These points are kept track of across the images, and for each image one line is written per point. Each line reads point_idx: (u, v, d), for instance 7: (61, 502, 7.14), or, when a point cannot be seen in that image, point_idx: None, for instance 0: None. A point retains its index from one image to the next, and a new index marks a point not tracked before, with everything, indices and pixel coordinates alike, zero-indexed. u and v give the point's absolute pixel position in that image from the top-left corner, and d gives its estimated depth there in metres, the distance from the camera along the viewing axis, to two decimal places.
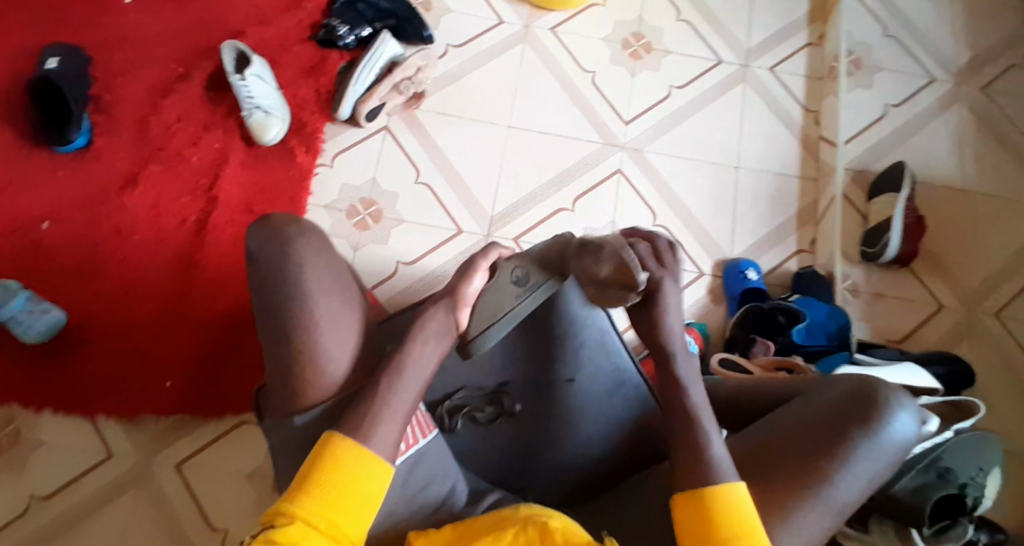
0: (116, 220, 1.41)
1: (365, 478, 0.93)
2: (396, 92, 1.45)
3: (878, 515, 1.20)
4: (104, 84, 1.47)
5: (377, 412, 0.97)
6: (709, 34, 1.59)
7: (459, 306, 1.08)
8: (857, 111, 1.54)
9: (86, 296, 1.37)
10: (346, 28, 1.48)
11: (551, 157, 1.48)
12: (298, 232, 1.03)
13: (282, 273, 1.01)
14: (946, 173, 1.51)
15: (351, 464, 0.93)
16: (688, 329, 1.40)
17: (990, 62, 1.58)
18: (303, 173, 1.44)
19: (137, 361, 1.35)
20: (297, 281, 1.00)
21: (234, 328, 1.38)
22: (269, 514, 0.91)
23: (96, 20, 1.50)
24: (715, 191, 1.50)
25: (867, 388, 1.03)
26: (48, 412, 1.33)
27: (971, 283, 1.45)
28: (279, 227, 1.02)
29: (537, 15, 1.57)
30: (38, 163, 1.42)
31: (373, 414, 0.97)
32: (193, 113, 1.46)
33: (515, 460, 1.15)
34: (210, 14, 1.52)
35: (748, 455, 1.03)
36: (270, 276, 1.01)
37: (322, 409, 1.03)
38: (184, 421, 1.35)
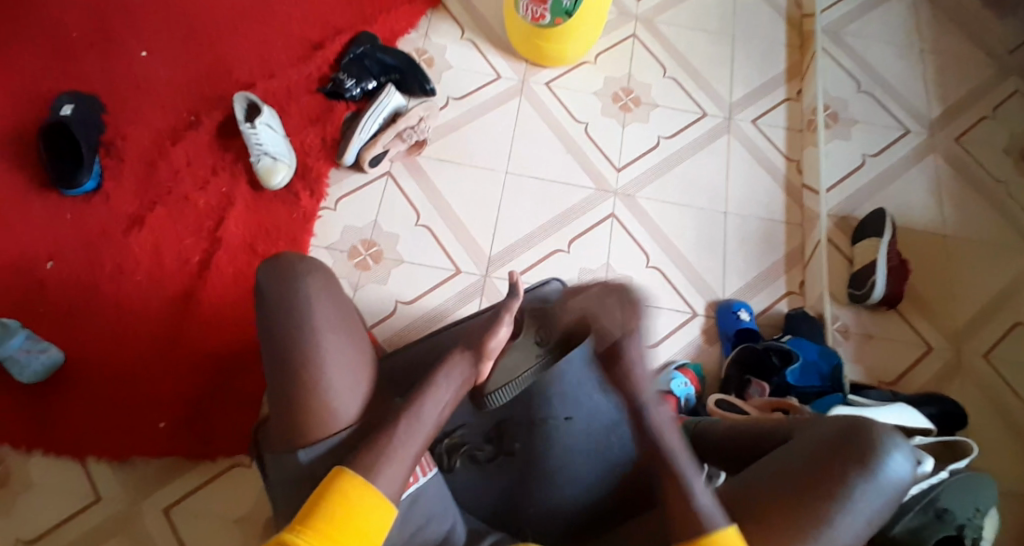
0: (120, 260, 1.42)
1: (372, 521, 0.91)
2: (399, 140, 1.50)
3: None
4: (116, 129, 1.51)
5: (386, 437, 0.97)
6: (694, 90, 1.66)
7: (484, 358, 1.09)
8: (836, 161, 1.61)
9: (82, 336, 1.37)
10: (352, 81, 1.54)
11: (547, 201, 1.53)
12: (308, 270, 1.02)
13: (293, 309, 1.00)
14: (925, 219, 1.57)
15: (361, 505, 0.91)
16: (682, 368, 1.43)
17: (960, 116, 1.66)
18: (306, 216, 1.47)
19: (132, 400, 1.34)
20: (307, 318, 0.99)
21: (232, 368, 1.38)
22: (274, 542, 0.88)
23: (110, 70, 1.55)
24: (704, 235, 1.55)
25: (859, 430, 1.04)
26: (40, 452, 1.32)
27: (956, 324, 1.50)
28: (289, 267, 1.01)
29: (533, 71, 1.64)
30: (46, 205, 1.45)
31: (382, 439, 0.96)
32: (201, 158, 1.50)
33: (512, 499, 1.11)
34: (220, 66, 1.57)
35: (744, 499, 1.03)
36: (281, 314, 1.00)
37: (340, 439, 0.99)
38: (174, 463, 1.34)
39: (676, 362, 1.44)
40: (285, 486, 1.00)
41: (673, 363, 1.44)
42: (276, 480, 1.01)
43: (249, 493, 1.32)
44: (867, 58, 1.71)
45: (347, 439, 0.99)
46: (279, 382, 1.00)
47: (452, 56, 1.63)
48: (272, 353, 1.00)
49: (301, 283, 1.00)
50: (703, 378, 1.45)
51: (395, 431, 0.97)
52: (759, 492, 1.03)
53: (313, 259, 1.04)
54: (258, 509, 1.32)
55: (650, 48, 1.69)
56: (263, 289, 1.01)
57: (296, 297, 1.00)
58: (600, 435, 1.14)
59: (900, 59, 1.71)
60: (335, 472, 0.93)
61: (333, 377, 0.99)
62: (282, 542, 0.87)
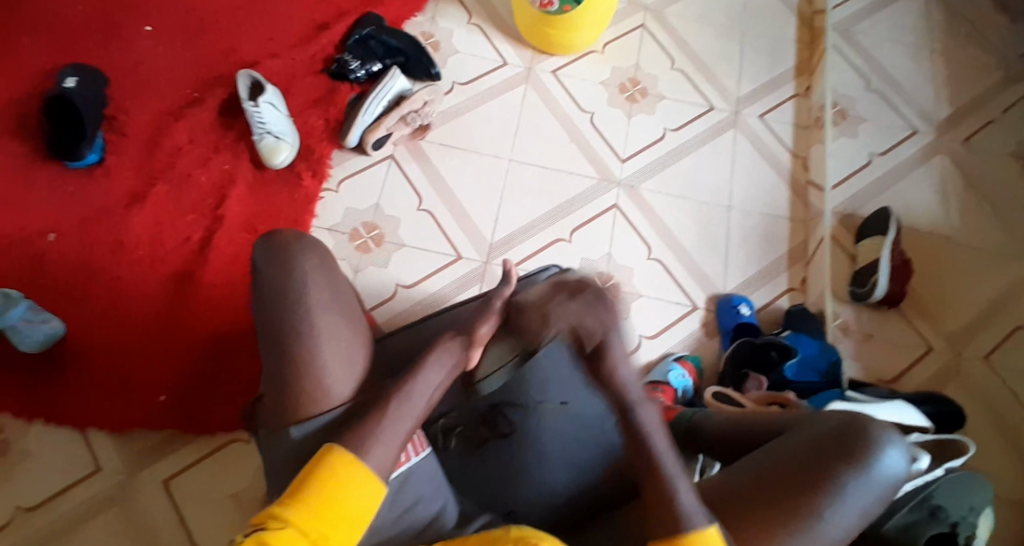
0: (120, 235, 1.42)
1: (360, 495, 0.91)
2: (403, 123, 1.50)
3: None
4: (119, 104, 1.50)
5: (377, 417, 0.96)
6: (702, 83, 1.65)
7: (473, 345, 1.07)
8: (842, 159, 1.60)
9: (82, 308, 1.37)
10: (357, 62, 1.53)
11: (550, 190, 1.52)
12: (303, 249, 1.01)
13: (288, 288, 0.99)
14: (930, 219, 1.56)
15: (348, 479, 0.91)
16: (681, 361, 1.42)
17: (969, 117, 1.65)
18: (307, 197, 1.47)
19: (130, 374, 1.34)
20: (302, 296, 0.98)
21: (227, 346, 1.37)
22: (260, 516, 0.88)
23: (115, 45, 1.55)
24: (706, 228, 1.54)
25: (856, 425, 1.04)
26: (39, 422, 1.33)
27: (957, 326, 1.49)
28: (287, 244, 1.01)
29: (540, 59, 1.63)
30: (48, 177, 1.44)
31: (373, 418, 0.95)
32: (204, 135, 1.50)
33: (503, 482, 1.11)
34: (225, 44, 1.57)
35: (737, 489, 1.02)
36: (275, 292, 0.99)
37: (331, 418, 0.98)
38: (175, 436, 1.34)
39: (674, 354, 1.44)
40: (276, 462, 0.99)
41: (671, 355, 1.44)
42: (268, 456, 1.01)
43: (247, 468, 1.33)
44: (876, 56, 1.70)
45: (337, 417, 0.98)
46: (272, 358, 0.99)
47: (458, 41, 1.62)
48: (266, 330, 0.99)
49: (298, 263, 1.00)
50: (700, 371, 1.45)
51: (387, 412, 0.96)
52: (755, 482, 1.03)
53: (312, 237, 1.03)
54: (257, 485, 1.32)
55: (659, 40, 1.68)
56: (260, 268, 1.00)
57: (292, 276, 0.99)
58: (593, 426, 1.14)
59: (909, 59, 1.70)
60: (323, 449, 0.92)
61: (326, 357, 0.98)
62: (269, 516, 0.87)
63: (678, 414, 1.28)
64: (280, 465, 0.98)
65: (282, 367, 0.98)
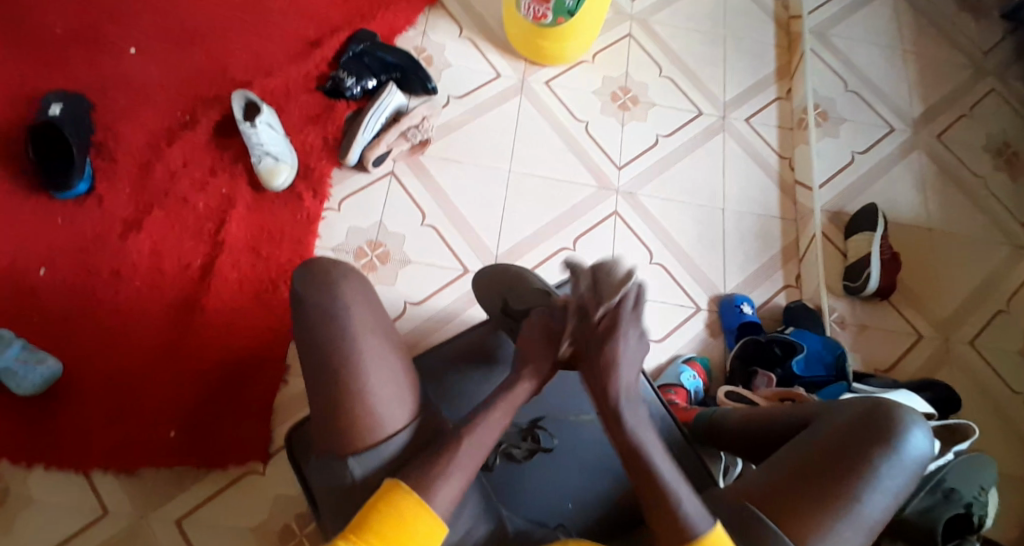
0: (117, 266, 1.37)
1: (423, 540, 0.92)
2: (403, 139, 1.50)
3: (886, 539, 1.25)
4: (107, 129, 1.45)
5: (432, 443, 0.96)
6: (689, 88, 1.69)
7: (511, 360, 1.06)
8: (828, 158, 1.66)
9: (83, 344, 1.32)
10: (352, 79, 1.52)
11: (550, 199, 1.53)
12: (344, 276, 1.02)
13: (333, 316, 1.00)
14: (912, 213, 1.63)
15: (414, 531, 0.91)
16: (689, 362, 1.45)
17: (940, 114, 1.73)
18: (309, 218, 1.45)
19: (137, 410, 1.30)
20: (348, 325, 1.00)
21: (240, 373, 1.34)
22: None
23: (97, 67, 1.50)
24: (703, 230, 1.57)
25: (880, 410, 1.08)
26: (41, 467, 1.27)
27: (943, 314, 1.56)
28: (326, 273, 1.02)
29: (532, 69, 1.64)
30: (36, 208, 1.39)
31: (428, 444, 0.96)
32: (199, 158, 1.45)
33: (548, 496, 1.16)
34: (214, 63, 1.53)
35: (778, 480, 1.06)
36: (320, 323, 1.00)
37: (389, 446, 0.98)
38: (184, 473, 1.29)
39: (683, 356, 1.47)
40: (334, 491, 0.99)
41: (680, 357, 1.47)
42: (322, 489, 1.01)
43: (263, 502, 1.29)
44: (852, 58, 1.77)
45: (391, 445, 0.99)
46: (322, 386, 0.99)
47: (451, 54, 1.62)
48: (313, 359, 1.00)
49: (341, 290, 1.01)
50: (709, 370, 1.48)
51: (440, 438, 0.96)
52: (792, 471, 1.06)
53: (350, 266, 1.04)
54: (275, 518, 1.29)
55: (646, 48, 1.71)
56: (302, 297, 1.01)
57: (334, 304, 1.00)
58: None
59: (883, 59, 1.78)
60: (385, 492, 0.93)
61: (373, 386, 0.98)
62: None
63: (697, 416, 1.31)
64: (329, 493, 1.00)
65: (335, 397, 0.98)
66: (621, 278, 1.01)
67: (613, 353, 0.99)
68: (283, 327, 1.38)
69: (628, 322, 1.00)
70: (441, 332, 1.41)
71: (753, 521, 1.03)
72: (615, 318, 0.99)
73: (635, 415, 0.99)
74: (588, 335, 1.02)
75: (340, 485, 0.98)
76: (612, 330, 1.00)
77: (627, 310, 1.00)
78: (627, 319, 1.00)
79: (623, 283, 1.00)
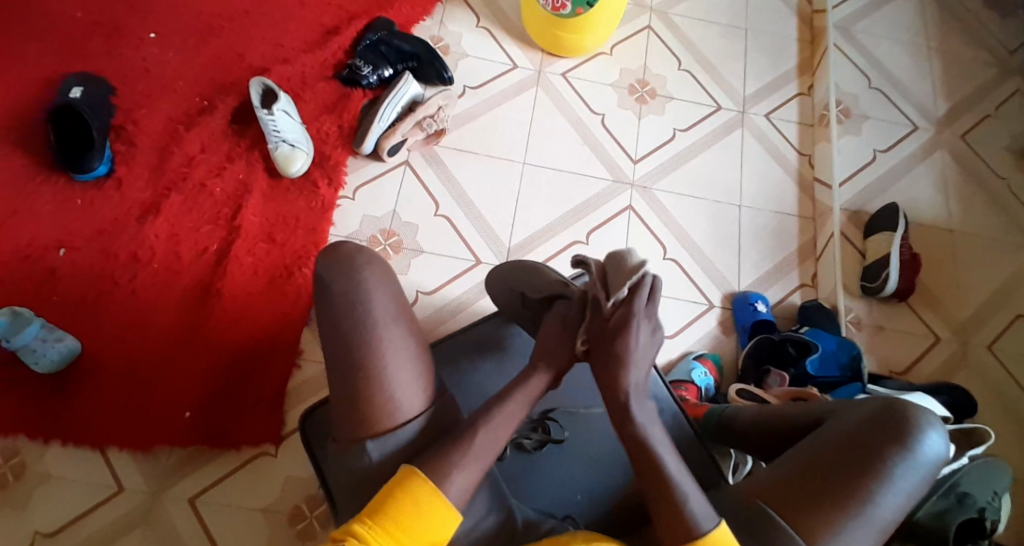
0: (134, 248, 1.39)
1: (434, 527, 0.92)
2: (419, 129, 1.48)
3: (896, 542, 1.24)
4: (126, 114, 1.47)
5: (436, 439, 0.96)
6: (708, 82, 1.67)
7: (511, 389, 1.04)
8: (847, 156, 1.63)
9: (99, 325, 1.34)
10: (369, 67, 1.52)
11: (565, 192, 1.53)
12: (367, 264, 1.02)
13: (355, 303, 1.00)
14: (933, 213, 1.60)
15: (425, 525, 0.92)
16: (700, 359, 1.44)
17: (965, 113, 1.70)
18: (324, 206, 1.45)
19: (151, 391, 1.32)
20: (368, 311, 1.00)
21: (252, 358, 1.36)
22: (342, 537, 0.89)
23: (118, 52, 1.51)
24: (718, 226, 1.56)
25: (896, 409, 1.06)
26: (57, 443, 1.29)
27: (962, 317, 1.53)
28: (350, 257, 1.02)
29: (549, 61, 1.63)
30: (56, 190, 1.41)
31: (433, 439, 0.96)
32: (216, 144, 1.47)
33: (557, 492, 1.15)
34: (232, 50, 1.54)
35: (790, 477, 1.04)
36: (342, 308, 1.00)
37: (402, 436, 0.99)
38: (198, 454, 1.31)
39: (694, 353, 1.46)
40: (346, 481, 1.00)
41: (691, 355, 1.46)
42: (339, 477, 1.01)
43: (274, 485, 1.30)
44: (876, 55, 1.74)
45: (405, 435, 0.99)
46: (339, 373, 1.00)
47: (468, 44, 1.62)
48: (333, 345, 1.00)
49: (363, 278, 1.01)
50: (720, 369, 1.47)
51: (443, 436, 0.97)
52: (803, 468, 1.05)
53: (373, 252, 1.04)
54: (284, 501, 1.30)
55: (665, 41, 1.69)
56: (326, 281, 1.01)
57: (357, 290, 1.00)
58: None
59: (908, 56, 1.75)
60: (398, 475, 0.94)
61: (392, 370, 0.99)
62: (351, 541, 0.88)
63: (707, 413, 1.29)
64: (345, 481, 1.00)
65: (345, 384, 0.99)
66: (632, 268, 1.07)
67: (624, 347, 1.04)
68: (297, 316, 1.39)
69: (641, 316, 1.05)
70: (450, 322, 1.42)
71: (764, 517, 1.02)
72: (628, 310, 1.05)
73: (643, 417, 1.02)
74: (600, 332, 1.07)
75: (355, 473, 0.98)
76: (625, 323, 1.04)
77: (639, 303, 1.05)
78: (640, 308, 1.05)
79: (632, 274, 1.06)
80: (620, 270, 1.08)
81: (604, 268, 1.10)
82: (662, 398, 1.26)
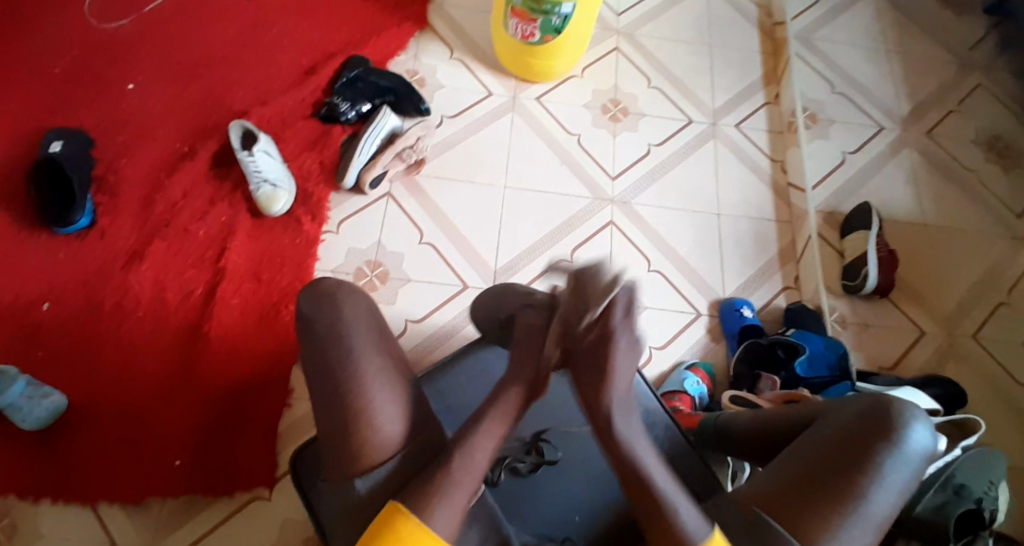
0: (120, 297, 1.39)
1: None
2: (398, 160, 1.51)
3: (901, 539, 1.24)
4: (107, 164, 1.48)
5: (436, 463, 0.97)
6: (678, 98, 1.71)
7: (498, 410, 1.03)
8: (819, 160, 1.67)
9: (88, 377, 1.33)
10: (346, 104, 1.55)
11: (546, 213, 1.55)
12: (348, 298, 1.06)
13: (341, 335, 1.03)
14: (907, 210, 1.64)
15: None
16: (692, 368, 1.46)
17: (929, 111, 1.75)
18: (309, 241, 1.47)
19: (144, 440, 1.31)
20: (353, 343, 1.02)
21: (244, 399, 1.35)
22: None
23: (95, 104, 1.53)
24: (699, 236, 1.59)
25: (881, 407, 1.08)
26: (47, 502, 1.27)
27: (944, 309, 1.56)
28: (333, 293, 1.05)
29: (522, 87, 1.67)
30: (40, 244, 1.41)
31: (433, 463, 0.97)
32: (198, 189, 1.48)
33: (560, 510, 1.16)
34: (210, 95, 1.56)
35: (784, 482, 1.06)
36: (329, 339, 1.03)
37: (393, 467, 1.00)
38: (192, 502, 1.30)
39: (686, 362, 1.48)
40: (340, 515, 1.00)
41: (683, 364, 1.48)
42: (334, 512, 1.02)
43: (271, 528, 1.30)
44: (837, 61, 1.79)
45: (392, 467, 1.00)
46: (329, 406, 1.01)
47: (442, 75, 1.65)
48: (320, 379, 1.02)
49: (345, 309, 1.04)
50: (713, 376, 1.48)
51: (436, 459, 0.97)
52: (795, 472, 1.06)
53: (354, 285, 1.08)
54: (284, 542, 1.29)
55: (633, 61, 1.74)
56: (311, 318, 1.04)
57: (341, 323, 1.03)
58: None
59: (869, 60, 1.80)
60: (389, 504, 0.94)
61: (376, 400, 1.00)
62: None
63: (702, 421, 1.30)
64: (341, 519, 1.01)
65: (336, 414, 1.00)
66: (607, 283, 0.98)
67: (607, 364, 1.00)
68: (287, 351, 1.40)
69: (621, 331, 0.99)
70: (443, 347, 1.42)
71: (761, 524, 1.03)
72: (605, 330, 0.99)
73: (628, 426, 1.01)
74: (581, 348, 1.02)
75: (349, 505, 0.99)
76: (604, 342, 0.99)
77: (617, 320, 0.98)
78: (619, 332, 0.99)
79: (608, 293, 0.98)
80: (597, 287, 0.99)
81: (578, 279, 1.01)
82: (654, 410, 1.28)
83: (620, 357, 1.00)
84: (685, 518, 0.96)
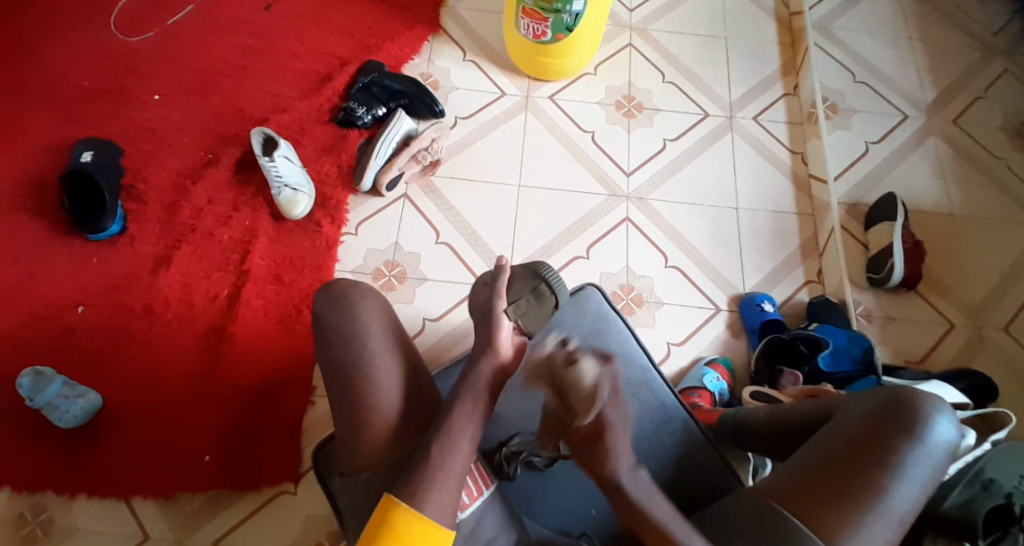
0: (150, 301, 1.44)
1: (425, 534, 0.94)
2: (414, 162, 1.54)
3: (930, 535, 1.17)
4: (134, 172, 1.54)
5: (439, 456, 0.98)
6: (695, 92, 1.71)
7: None
8: (840, 150, 1.65)
9: (118, 377, 1.38)
10: (363, 108, 1.58)
11: (562, 210, 1.56)
12: (357, 293, 1.08)
13: (351, 331, 1.05)
14: (933, 199, 1.60)
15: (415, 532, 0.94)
16: (712, 364, 1.44)
17: (955, 97, 1.71)
18: (328, 243, 1.50)
19: (172, 437, 1.35)
20: (363, 340, 1.05)
21: (267, 397, 1.39)
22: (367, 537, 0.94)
23: (124, 116, 1.59)
24: (717, 230, 1.57)
25: (904, 398, 1.04)
26: (83, 496, 1.32)
27: (973, 300, 1.52)
28: (341, 292, 1.07)
29: (536, 86, 1.68)
30: (73, 250, 1.47)
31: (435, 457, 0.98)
32: (221, 195, 1.52)
33: (573, 504, 1.16)
34: (232, 104, 1.61)
35: (804, 479, 1.02)
36: (339, 337, 1.05)
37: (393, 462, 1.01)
38: (220, 497, 1.33)
39: (705, 357, 1.46)
40: (353, 506, 1.03)
41: (702, 359, 1.46)
42: (347, 505, 1.04)
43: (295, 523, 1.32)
44: (857, 50, 1.77)
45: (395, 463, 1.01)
46: (341, 399, 1.04)
47: (456, 77, 1.67)
48: (333, 374, 1.05)
49: (353, 303, 1.06)
50: (732, 372, 1.47)
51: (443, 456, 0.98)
52: (815, 467, 1.03)
53: (365, 285, 1.09)
54: (308, 537, 1.32)
55: (647, 55, 1.74)
56: (321, 316, 1.06)
57: (348, 317, 1.05)
58: (653, 437, 1.22)
59: (890, 47, 1.77)
60: (385, 498, 0.95)
61: (379, 392, 1.03)
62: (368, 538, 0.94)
63: (721, 415, 1.27)
64: (352, 505, 1.03)
65: (349, 406, 1.03)
66: (589, 390, 1.04)
67: (605, 451, 1.02)
68: (308, 351, 1.43)
69: (612, 413, 1.04)
70: (460, 344, 1.44)
71: (781, 521, 0.99)
72: (600, 423, 1.03)
73: (636, 481, 1.01)
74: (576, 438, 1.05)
75: (361, 498, 1.01)
76: (601, 429, 1.03)
77: (605, 403, 1.03)
78: (612, 417, 1.03)
79: (593, 404, 1.03)
80: (579, 392, 1.04)
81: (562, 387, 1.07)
82: (671, 405, 1.25)
83: (619, 439, 1.03)
84: (697, 545, 0.96)
